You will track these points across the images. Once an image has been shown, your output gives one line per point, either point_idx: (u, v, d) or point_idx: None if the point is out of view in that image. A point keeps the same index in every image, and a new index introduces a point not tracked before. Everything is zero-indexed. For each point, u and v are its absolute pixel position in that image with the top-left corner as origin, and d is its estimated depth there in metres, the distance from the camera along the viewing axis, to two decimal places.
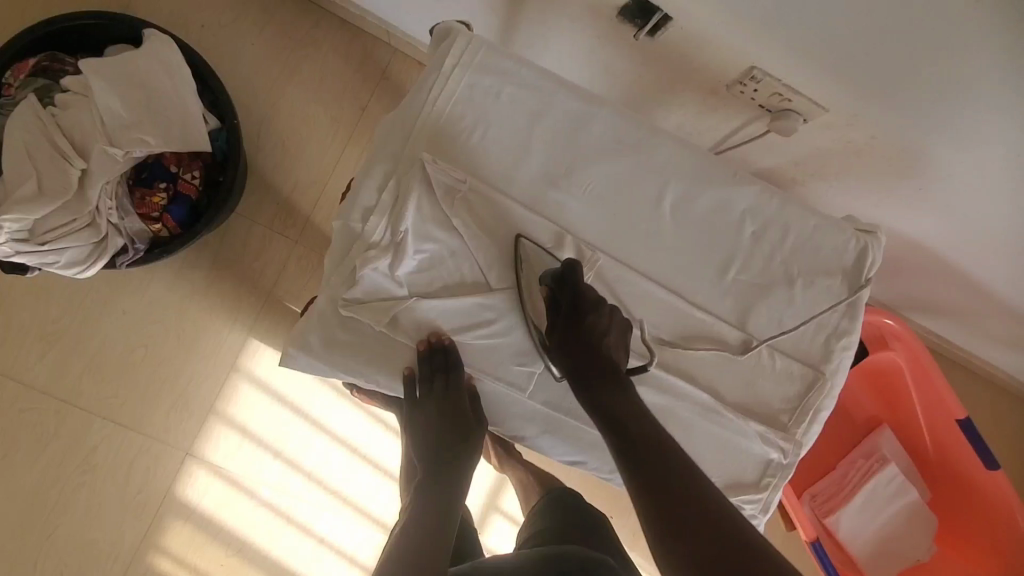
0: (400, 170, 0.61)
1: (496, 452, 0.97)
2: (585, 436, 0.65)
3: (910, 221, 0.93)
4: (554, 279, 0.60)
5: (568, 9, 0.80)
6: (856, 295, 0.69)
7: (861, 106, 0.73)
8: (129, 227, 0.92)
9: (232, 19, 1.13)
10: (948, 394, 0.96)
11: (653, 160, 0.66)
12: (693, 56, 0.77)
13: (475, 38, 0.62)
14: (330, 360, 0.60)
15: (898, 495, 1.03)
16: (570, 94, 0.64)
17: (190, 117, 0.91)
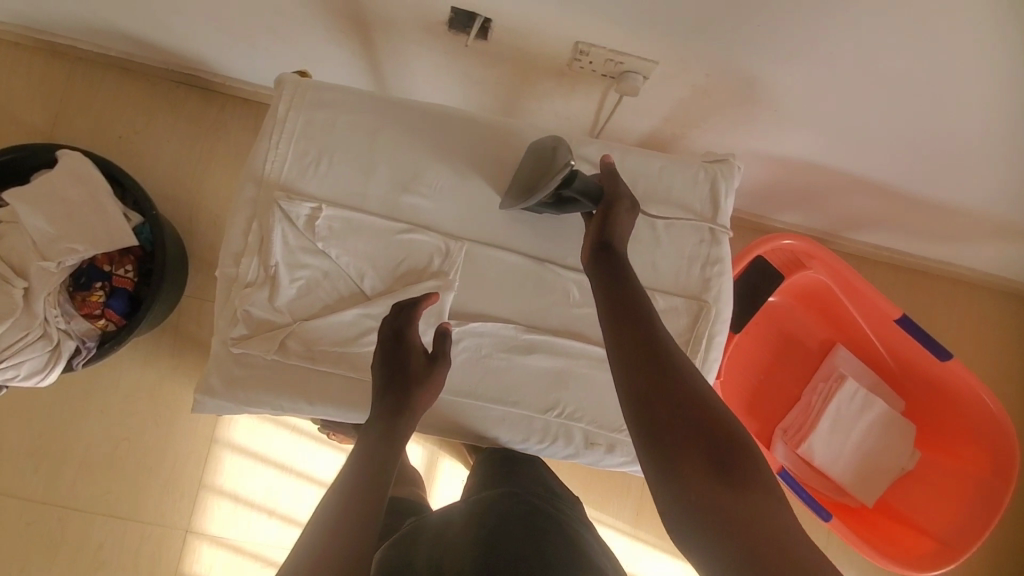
0: (259, 213, 0.67)
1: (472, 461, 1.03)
2: (491, 412, 0.69)
3: (790, 144, 0.96)
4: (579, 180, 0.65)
5: (408, 35, 0.87)
6: (716, 223, 0.73)
7: (683, 51, 0.77)
8: (76, 328, 1.00)
9: (144, 124, 1.23)
10: (880, 298, 0.96)
11: (492, 147, 0.71)
12: (526, 48, 0.83)
13: (303, 81, 0.69)
14: (234, 396, 0.65)
15: (865, 409, 1.02)
16: (400, 109, 0.70)
17: (110, 217, 1.00)
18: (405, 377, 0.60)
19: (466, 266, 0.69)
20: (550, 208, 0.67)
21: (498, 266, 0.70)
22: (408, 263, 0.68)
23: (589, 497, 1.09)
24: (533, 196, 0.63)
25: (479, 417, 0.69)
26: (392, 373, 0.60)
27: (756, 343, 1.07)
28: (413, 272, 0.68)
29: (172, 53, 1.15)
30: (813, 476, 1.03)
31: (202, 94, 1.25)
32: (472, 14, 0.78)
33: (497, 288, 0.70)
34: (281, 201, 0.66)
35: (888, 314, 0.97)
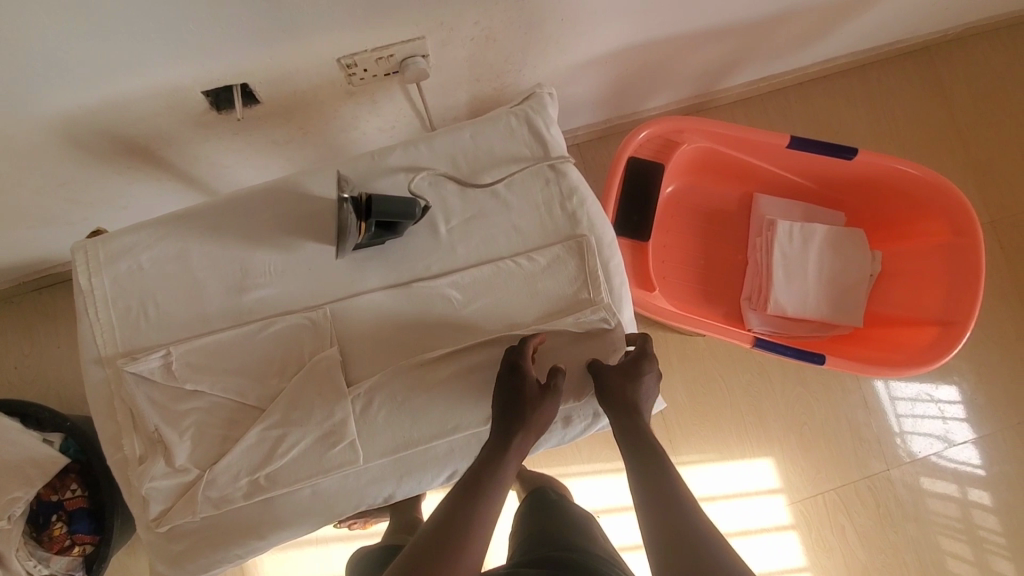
0: (114, 388, 0.63)
1: None
2: (437, 452, 0.65)
3: (604, 39, 0.91)
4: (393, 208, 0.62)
5: (189, 136, 0.82)
6: (552, 158, 0.69)
7: (436, 14, 0.72)
8: (59, 567, 0.97)
9: (25, 343, 1.19)
10: (762, 134, 0.93)
11: (303, 204, 0.67)
12: (299, 89, 0.79)
13: (90, 242, 0.65)
14: (186, 571, 0.62)
15: (807, 241, 0.99)
16: (196, 217, 0.66)
17: (30, 452, 0.94)
18: (522, 404, 0.60)
19: (337, 330, 0.66)
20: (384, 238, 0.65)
21: (367, 312, 0.66)
22: (282, 356, 0.65)
23: (610, 455, 1.06)
24: (346, 238, 0.62)
25: (427, 460, 0.65)
26: (507, 405, 0.60)
27: (681, 234, 1.04)
28: (289, 363, 0.65)
29: (10, 266, 1.11)
30: (797, 326, 0.99)
31: (65, 287, 1.20)
32: (227, 87, 0.74)
33: (377, 333, 0.66)
34: (127, 366, 0.62)
35: (779, 145, 0.94)
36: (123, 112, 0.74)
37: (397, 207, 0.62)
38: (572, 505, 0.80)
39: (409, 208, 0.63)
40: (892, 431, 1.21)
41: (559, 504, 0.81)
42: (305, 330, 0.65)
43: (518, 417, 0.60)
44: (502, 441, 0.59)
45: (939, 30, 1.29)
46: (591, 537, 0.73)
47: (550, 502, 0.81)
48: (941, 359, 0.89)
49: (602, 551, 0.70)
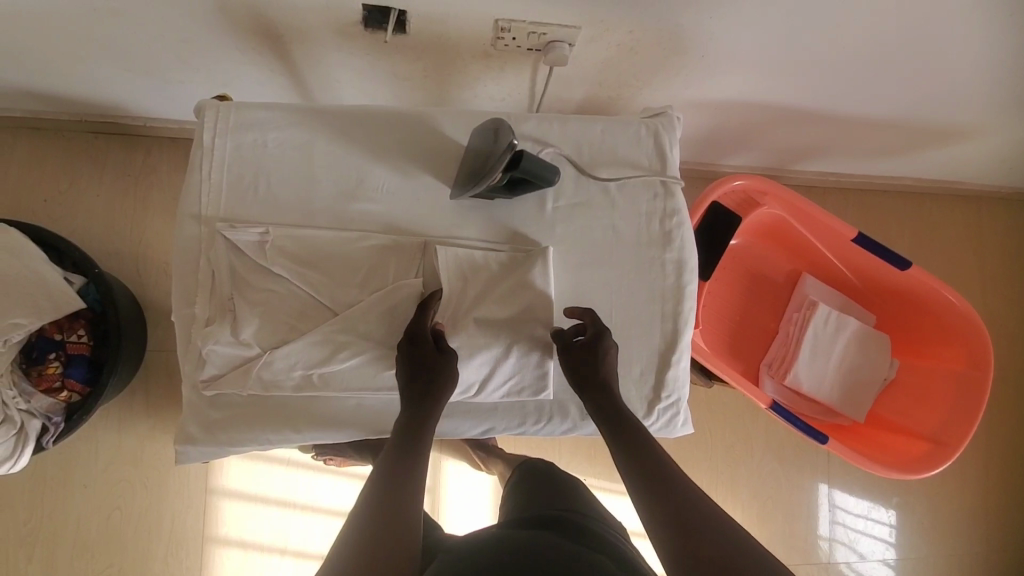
0: (204, 248, 0.64)
1: (480, 456, 1.03)
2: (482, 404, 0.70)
3: (724, 87, 0.96)
4: (534, 174, 0.65)
5: (326, 41, 0.84)
6: (667, 175, 0.73)
7: (602, 11, 0.76)
8: (38, 407, 0.96)
9: (69, 182, 1.17)
10: (835, 221, 0.98)
11: (432, 139, 0.70)
12: (447, 34, 0.82)
13: (223, 105, 0.67)
14: (216, 440, 0.64)
15: (840, 329, 1.05)
16: (330, 117, 0.68)
17: (52, 285, 0.94)
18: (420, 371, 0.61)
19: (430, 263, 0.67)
20: (503, 192, 0.67)
21: (461, 256, 0.67)
22: (369, 269, 0.66)
23: (592, 468, 1.11)
24: (483, 182, 0.62)
25: (468, 408, 0.70)
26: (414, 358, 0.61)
27: (728, 285, 1.09)
28: (373, 278, 0.66)
29: (81, 103, 1.10)
30: (804, 403, 1.06)
31: (123, 141, 1.19)
32: (385, 9, 0.77)
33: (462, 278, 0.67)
34: (225, 231, 0.64)
35: (845, 236, 1.00)
36: None
37: (534, 168, 0.65)
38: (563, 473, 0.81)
39: (544, 172, 0.66)
40: (819, 534, 1.24)
41: (550, 473, 0.82)
42: (398, 253, 0.67)
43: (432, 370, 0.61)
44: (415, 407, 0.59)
45: (998, 184, 1.38)
46: (573, 498, 0.75)
47: (540, 471, 0.82)
48: (925, 472, 0.95)
49: (580, 509, 0.73)
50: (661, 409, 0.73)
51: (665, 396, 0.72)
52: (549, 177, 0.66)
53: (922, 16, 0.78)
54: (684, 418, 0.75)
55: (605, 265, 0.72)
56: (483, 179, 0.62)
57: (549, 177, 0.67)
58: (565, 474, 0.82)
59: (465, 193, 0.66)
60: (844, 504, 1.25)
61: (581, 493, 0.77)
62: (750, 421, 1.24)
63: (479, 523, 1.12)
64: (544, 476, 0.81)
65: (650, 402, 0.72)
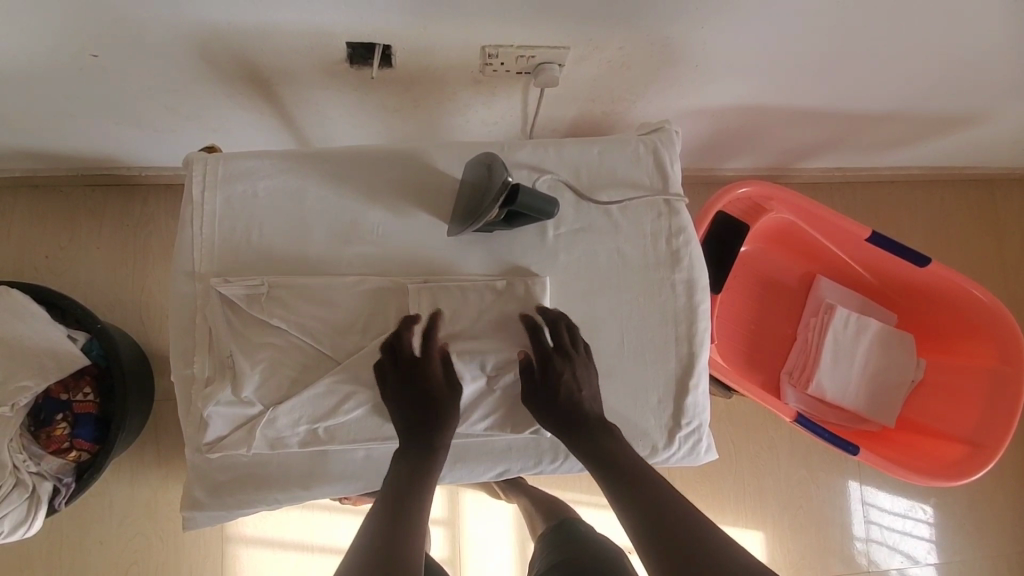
0: (200, 305, 0.63)
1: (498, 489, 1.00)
2: (495, 445, 0.67)
3: (720, 94, 0.94)
4: (534, 207, 0.63)
5: (312, 80, 0.83)
6: (669, 193, 0.71)
7: (590, 29, 0.75)
8: (49, 468, 0.95)
9: (69, 237, 1.17)
10: (846, 222, 0.95)
11: (424, 175, 0.68)
12: (434, 65, 0.80)
13: (211, 157, 0.66)
14: (223, 503, 0.62)
15: (861, 332, 1.02)
16: (320, 161, 0.67)
17: (56, 344, 0.93)
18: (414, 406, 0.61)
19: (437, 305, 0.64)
20: (502, 225, 0.65)
21: (465, 293, 0.65)
22: (368, 315, 0.64)
23: None
24: (480, 219, 0.61)
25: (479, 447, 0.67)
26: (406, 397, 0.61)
27: (740, 294, 1.06)
28: (374, 323, 0.64)
29: (75, 158, 1.10)
30: (829, 411, 1.02)
31: (120, 190, 1.19)
32: (369, 45, 0.76)
33: (462, 316, 0.65)
34: (220, 287, 0.62)
35: (858, 236, 0.97)
36: (264, 41, 0.74)
37: (532, 202, 0.63)
38: (598, 538, 0.80)
39: (544, 205, 0.63)
40: (854, 535, 1.19)
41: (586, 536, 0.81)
42: (396, 296, 0.65)
43: (422, 403, 0.61)
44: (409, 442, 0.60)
45: (1010, 166, 1.33)
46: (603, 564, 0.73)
47: (576, 535, 0.81)
48: (963, 478, 0.91)
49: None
50: (683, 437, 0.70)
51: (686, 423, 0.69)
52: (550, 210, 0.64)
53: (919, 9, 0.76)
54: (708, 444, 0.72)
55: (613, 291, 0.69)
56: (480, 215, 0.60)
57: (551, 210, 0.64)
58: (602, 538, 0.80)
59: (463, 229, 0.64)
60: (877, 501, 1.20)
61: (614, 559, 0.75)
62: (774, 431, 1.20)
63: (503, 556, 1.08)
64: (579, 539, 0.80)
65: (672, 431, 0.69)
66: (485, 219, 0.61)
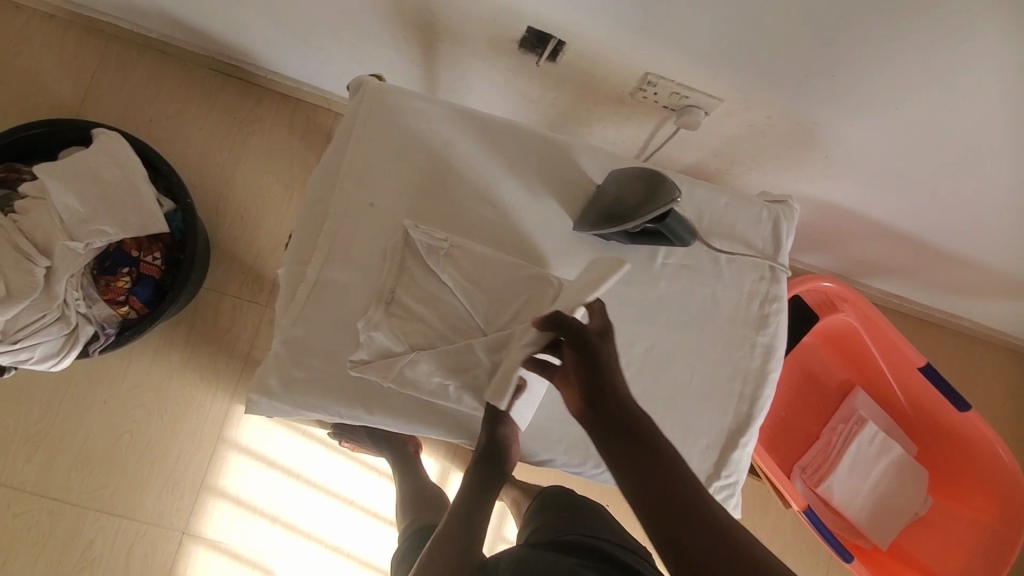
0: (333, 213, 0.67)
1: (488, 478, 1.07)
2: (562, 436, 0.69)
3: (830, 190, 0.98)
4: (676, 229, 0.66)
5: (475, 48, 0.87)
6: (777, 262, 0.74)
7: (750, 89, 0.79)
8: (97, 314, 0.96)
9: (178, 109, 1.21)
10: (905, 345, 1.00)
11: (565, 168, 0.72)
12: (593, 73, 0.85)
13: (384, 85, 0.69)
14: (291, 400, 0.64)
15: (883, 452, 1.05)
16: (476, 123, 0.71)
17: (144, 202, 0.97)
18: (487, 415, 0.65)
19: (546, 291, 0.65)
20: (623, 237, 0.67)
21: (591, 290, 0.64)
22: (505, 290, 0.66)
23: None
24: (624, 226, 0.64)
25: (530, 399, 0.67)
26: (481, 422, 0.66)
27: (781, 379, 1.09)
28: (495, 291, 0.66)
29: (214, 41, 1.14)
30: (831, 516, 1.05)
31: (240, 84, 1.23)
32: (547, 36, 0.80)
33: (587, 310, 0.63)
34: (409, 228, 0.66)
35: (912, 362, 1.00)
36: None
37: (674, 226, 0.66)
38: (586, 500, 0.83)
39: (683, 233, 0.67)
40: None
41: (573, 500, 0.84)
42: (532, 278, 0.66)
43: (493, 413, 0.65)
44: (484, 448, 0.67)
45: None
46: (601, 521, 0.77)
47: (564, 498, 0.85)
48: None
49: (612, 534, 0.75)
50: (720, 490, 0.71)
51: (725, 475, 0.70)
52: (688, 239, 0.68)
53: None
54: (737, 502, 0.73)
55: (697, 333, 0.72)
56: (632, 220, 0.63)
57: (689, 240, 0.68)
58: (589, 501, 0.84)
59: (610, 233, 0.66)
60: None
61: (607, 517, 0.80)
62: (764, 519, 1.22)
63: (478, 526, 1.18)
64: (568, 502, 0.83)
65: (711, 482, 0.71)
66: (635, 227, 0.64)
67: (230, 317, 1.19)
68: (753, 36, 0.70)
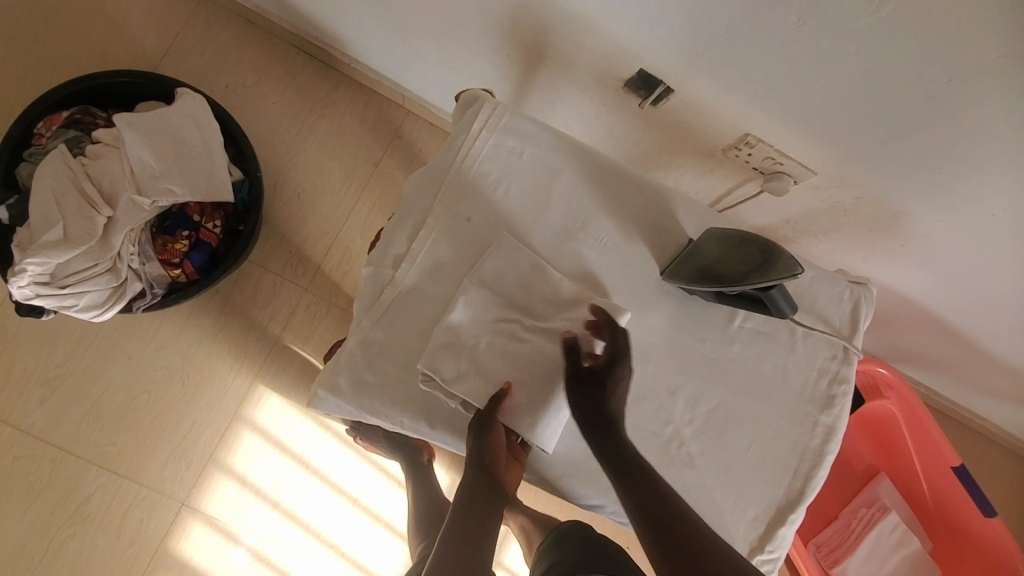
0: (429, 221, 0.66)
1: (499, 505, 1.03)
2: None
3: (894, 276, 0.99)
4: (779, 299, 0.63)
5: (579, 79, 0.88)
6: (851, 344, 0.74)
7: (847, 167, 0.80)
8: (149, 272, 0.95)
9: (256, 80, 1.20)
10: (942, 441, 1.00)
11: (660, 215, 0.72)
12: (692, 123, 0.85)
13: (499, 103, 0.69)
14: (357, 401, 0.62)
15: (904, 545, 1.03)
16: (582, 156, 0.71)
17: (216, 168, 0.96)
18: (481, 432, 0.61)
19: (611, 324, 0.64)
20: (710, 295, 0.67)
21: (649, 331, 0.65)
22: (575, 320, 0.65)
23: None
24: (722, 285, 0.62)
25: (576, 383, 0.63)
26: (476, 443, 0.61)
27: None
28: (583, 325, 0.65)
29: (308, 21, 1.14)
30: None
31: (321, 67, 1.23)
32: (657, 81, 0.80)
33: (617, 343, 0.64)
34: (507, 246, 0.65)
35: (947, 459, 1.00)
36: (575, 31, 0.79)
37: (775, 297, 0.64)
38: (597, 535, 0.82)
39: (783, 305, 0.64)
40: None
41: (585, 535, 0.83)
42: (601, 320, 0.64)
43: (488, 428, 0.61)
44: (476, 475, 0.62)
45: None
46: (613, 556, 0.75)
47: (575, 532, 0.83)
48: None
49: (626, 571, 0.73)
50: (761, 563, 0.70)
51: (770, 550, 0.69)
52: (788, 312, 0.64)
53: None
54: None
55: (762, 401, 0.72)
56: (735, 280, 0.61)
57: (790, 313, 0.64)
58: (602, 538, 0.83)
59: (706, 288, 0.64)
60: None
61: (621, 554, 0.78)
62: None
63: None
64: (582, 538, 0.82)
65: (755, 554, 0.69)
66: (734, 288, 0.62)
67: (268, 293, 1.17)
68: (869, 119, 0.71)
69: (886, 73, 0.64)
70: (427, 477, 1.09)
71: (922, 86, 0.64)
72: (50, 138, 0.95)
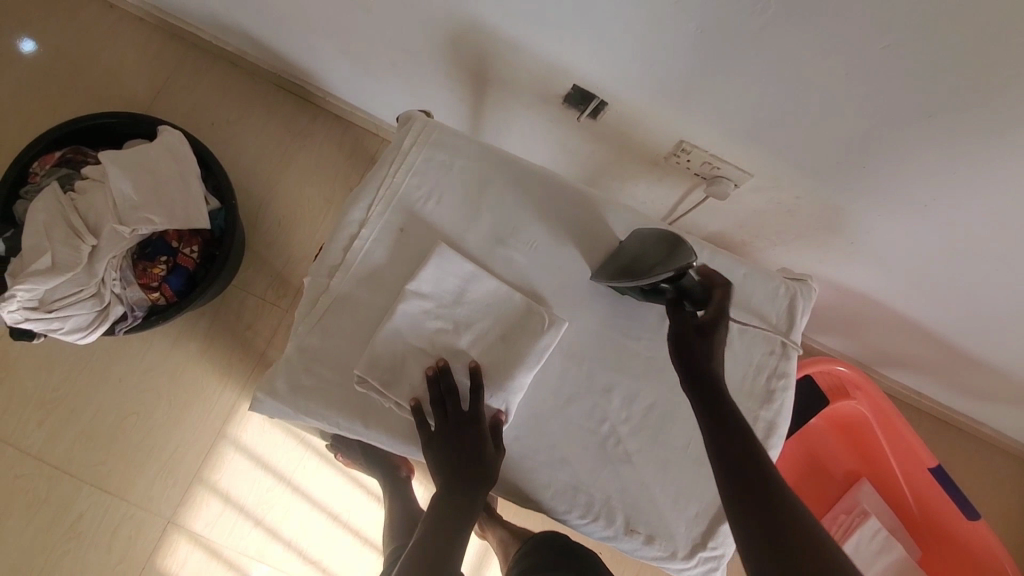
0: (363, 233, 0.70)
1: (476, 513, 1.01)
2: (553, 482, 0.68)
3: (852, 275, 0.98)
4: (702, 284, 0.64)
5: (522, 97, 0.92)
6: (789, 338, 0.75)
7: (780, 167, 0.82)
8: (129, 296, 1.02)
9: (237, 116, 1.29)
10: (916, 441, 0.98)
11: (590, 220, 0.74)
12: (631, 133, 0.88)
13: (430, 121, 0.74)
14: (295, 404, 0.65)
15: (885, 552, 0.98)
16: (510, 167, 0.75)
17: (193, 198, 1.03)
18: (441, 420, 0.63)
19: (538, 319, 0.67)
20: (635, 292, 0.69)
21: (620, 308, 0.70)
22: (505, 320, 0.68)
23: None
24: (638, 281, 0.64)
25: (516, 387, 0.66)
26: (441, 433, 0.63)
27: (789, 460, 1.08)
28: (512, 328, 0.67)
29: (283, 60, 1.22)
30: None
31: (298, 101, 1.31)
32: (590, 95, 0.84)
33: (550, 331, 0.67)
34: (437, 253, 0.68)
35: (923, 461, 0.98)
36: (509, 53, 0.84)
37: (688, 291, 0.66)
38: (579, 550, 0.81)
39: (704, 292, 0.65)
40: None
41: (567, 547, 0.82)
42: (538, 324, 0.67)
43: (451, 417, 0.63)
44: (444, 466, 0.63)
45: None
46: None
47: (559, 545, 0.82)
48: None
49: None
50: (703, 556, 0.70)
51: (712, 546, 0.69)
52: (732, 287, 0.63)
53: None
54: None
55: None
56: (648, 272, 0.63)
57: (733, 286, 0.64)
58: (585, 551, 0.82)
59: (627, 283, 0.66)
60: None
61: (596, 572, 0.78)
62: None
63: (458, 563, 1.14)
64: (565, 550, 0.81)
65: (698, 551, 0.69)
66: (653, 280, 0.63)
67: (249, 316, 1.23)
68: (790, 119, 0.73)
69: (792, 73, 0.66)
70: (404, 491, 1.09)
71: (829, 85, 0.66)
72: (43, 176, 1.03)
